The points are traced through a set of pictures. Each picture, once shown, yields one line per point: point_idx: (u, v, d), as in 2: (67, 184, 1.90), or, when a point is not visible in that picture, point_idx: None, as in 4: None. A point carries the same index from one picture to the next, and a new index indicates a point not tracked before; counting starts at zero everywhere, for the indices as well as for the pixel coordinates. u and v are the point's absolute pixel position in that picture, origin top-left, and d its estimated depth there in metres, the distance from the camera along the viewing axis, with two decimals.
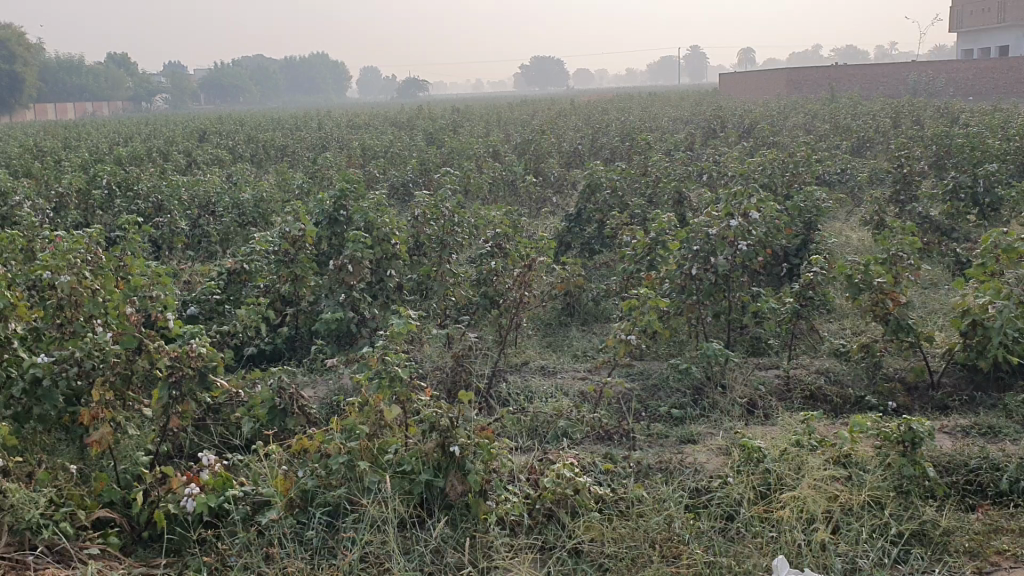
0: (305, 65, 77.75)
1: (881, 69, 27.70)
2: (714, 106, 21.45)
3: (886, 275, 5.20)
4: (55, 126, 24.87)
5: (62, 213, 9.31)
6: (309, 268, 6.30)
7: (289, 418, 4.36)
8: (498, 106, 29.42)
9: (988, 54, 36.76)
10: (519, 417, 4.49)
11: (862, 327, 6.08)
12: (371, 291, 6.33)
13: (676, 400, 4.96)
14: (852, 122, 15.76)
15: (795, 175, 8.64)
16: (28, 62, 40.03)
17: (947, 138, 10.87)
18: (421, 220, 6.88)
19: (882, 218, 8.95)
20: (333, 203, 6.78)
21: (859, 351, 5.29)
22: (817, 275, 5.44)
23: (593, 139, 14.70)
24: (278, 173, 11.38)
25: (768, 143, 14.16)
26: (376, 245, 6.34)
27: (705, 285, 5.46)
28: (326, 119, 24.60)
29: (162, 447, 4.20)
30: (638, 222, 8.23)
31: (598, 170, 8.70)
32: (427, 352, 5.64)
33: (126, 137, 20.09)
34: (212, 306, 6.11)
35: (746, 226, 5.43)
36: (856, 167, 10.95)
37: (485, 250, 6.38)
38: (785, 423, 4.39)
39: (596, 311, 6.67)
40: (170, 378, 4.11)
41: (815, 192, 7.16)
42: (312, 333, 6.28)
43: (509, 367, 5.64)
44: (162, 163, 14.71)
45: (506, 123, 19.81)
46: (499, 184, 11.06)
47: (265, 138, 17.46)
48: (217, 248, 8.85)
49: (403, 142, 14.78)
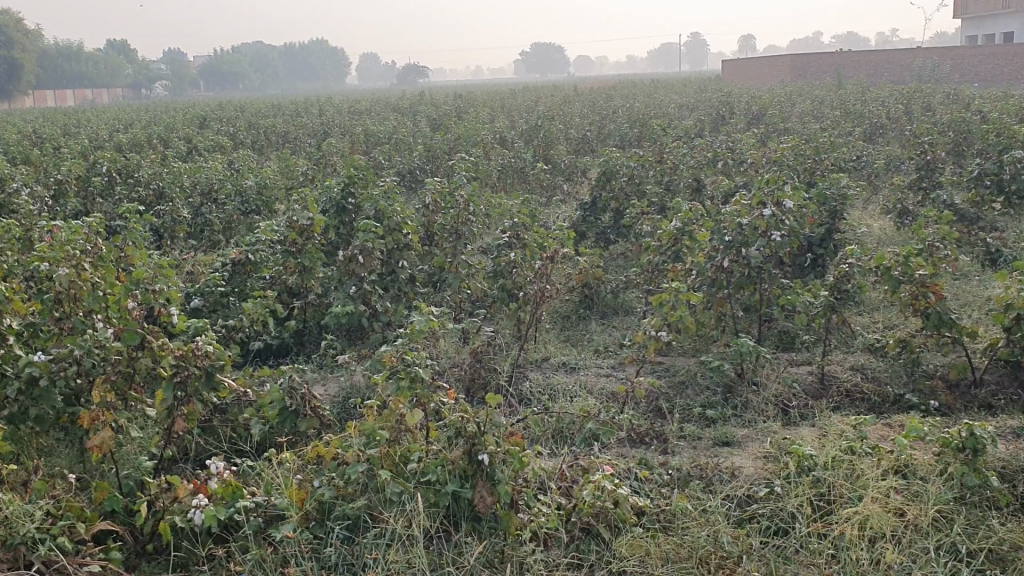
0: (306, 52, 77.31)
1: (887, 55, 27.35)
2: (720, 93, 21.17)
3: (928, 267, 4.93)
4: (53, 114, 24.63)
5: (61, 201, 9.07)
6: (318, 259, 6.04)
7: (301, 420, 4.10)
8: (502, 92, 29.14)
9: (993, 40, 36.37)
10: (544, 418, 4.24)
11: (895, 320, 5.83)
12: (383, 283, 6.08)
13: (707, 400, 4.72)
14: (863, 107, 15.47)
15: (817, 162, 8.36)
16: (27, 49, 39.89)
17: (966, 123, 10.56)
18: (432, 208, 6.61)
19: (904, 206, 8.67)
20: (341, 191, 6.58)
21: (897, 346, 5.04)
22: (852, 266, 5.14)
23: (601, 125, 14.43)
24: (283, 160, 11.14)
25: (779, 131, 13.86)
26: (387, 235, 6.08)
27: (736, 277, 5.24)
28: (327, 104, 24.31)
29: (167, 451, 3.97)
30: (654, 211, 7.98)
31: (614, 156, 8.44)
32: (443, 347, 5.38)
33: (125, 124, 19.88)
34: (216, 298, 5.87)
35: (779, 216, 5.15)
36: (872, 153, 10.68)
37: (502, 240, 6.09)
38: (827, 427, 4.14)
39: (615, 304, 6.43)
40: (174, 378, 3.85)
41: (841, 179, 6.86)
42: (321, 327, 5.98)
43: (528, 363, 5.38)
44: (162, 149, 14.46)
45: (509, 110, 19.53)
46: (507, 170, 10.79)
47: (266, 125, 17.19)
48: (220, 238, 8.61)
49: (407, 128, 14.53)
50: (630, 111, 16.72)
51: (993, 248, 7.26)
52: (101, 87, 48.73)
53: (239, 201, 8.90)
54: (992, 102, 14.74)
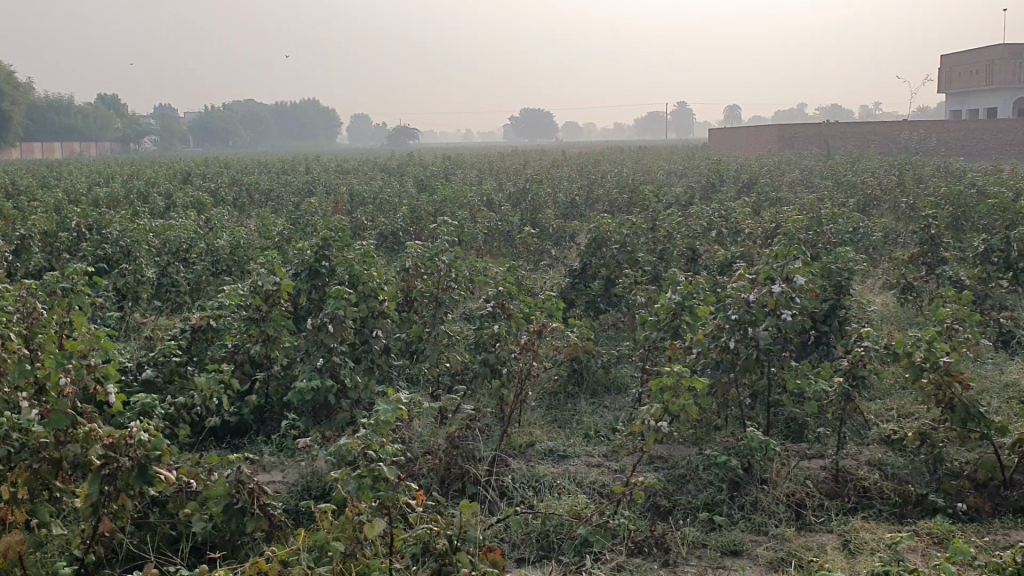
0: (296, 111, 77.48)
1: (874, 127, 27.27)
2: (711, 160, 20.89)
3: (954, 353, 4.41)
4: (34, 166, 24.30)
5: (22, 256, 8.57)
6: (284, 327, 5.53)
7: (249, 519, 3.61)
8: (491, 155, 28.96)
9: (977, 116, 36.58)
10: (529, 519, 3.75)
11: (911, 409, 5.39)
12: (354, 354, 5.55)
13: (709, 497, 4.24)
14: (856, 178, 15.15)
15: (819, 234, 7.94)
16: (16, 101, 39.65)
17: (966, 197, 10.21)
18: (412, 273, 6.16)
19: (908, 282, 8.25)
20: (314, 252, 6.14)
21: (917, 441, 4.56)
22: (869, 349, 4.61)
23: (589, 190, 14.06)
24: (260, 219, 10.70)
25: (771, 201, 13.51)
26: (361, 301, 5.58)
27: (743, 359, 4.69)
28: (314, 164, 23.94)
29: (90, 555, 3.45)
30: (648, 281, 7.52)
31: (605, 223, 8.02)
32: (416, 428, 4.89)
33: (107, 179, 19.45)
34: (171, 369, 5.36)
35: (789, 293, 4.67)
36: (869, 226, 10.30)
37: (485, 310, 5.57)
38: (853, 550, 3.70)
39: (608, 381, 5.94)
40: (101, 470, 3.37)
41: (847, 252, 6.42)
42: (284, 403, 5.45)
43: (511, 449, 4.89)
44: (139, 205, 14.00)
45: (497, 172, 19.14)
46: (492, 234, 10.34)
47: (250, 183, 16.79)
48: (186, 300, 8.12)
49: (392, 188, 14.14)
50: (620, 176, 16.38)
51: (1006, 330, 6.81)
52: (88, 141, 48.48)
53: (210, 262, 8.40)
54: (984, 176, 14.43)
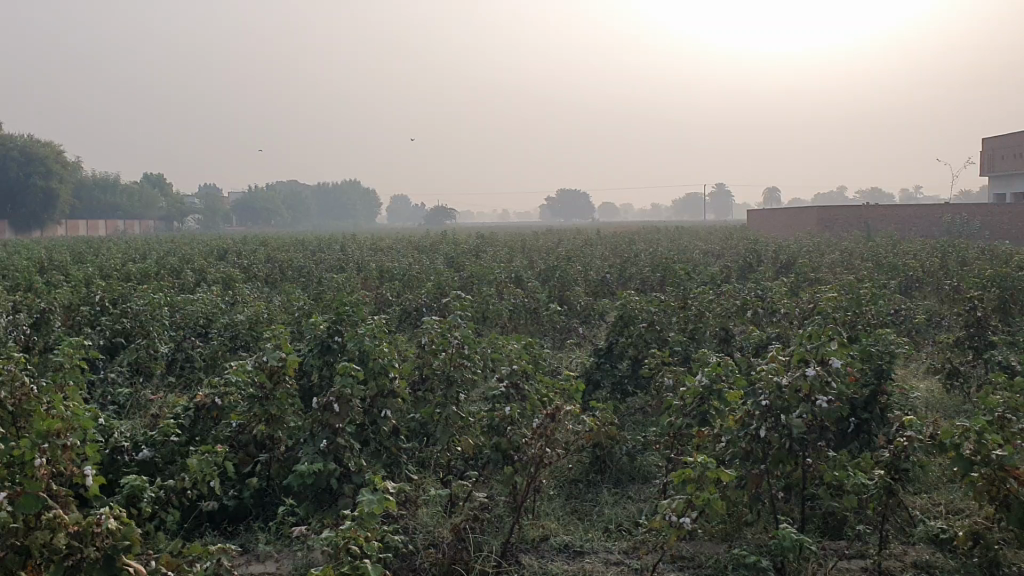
0: (337, 192, 78.66)
1: (915, 209, 26.81)
2: (748, 240, 20.55)
3: (1008, 445, 3.96)
4: (75, 241, 24.62)
5: (41, 329, 8.44)
6: (288, 406, 5.24)
7: None
8: (526, 234, 28.86)
9: (1021, 199, 35.97)
10: None
11: (961, 506, 4.98)
12: (362, 436, 5.26)
13: None
14: (899, 260, 14.71)
15: (859, 316, 7.56)
16: (64, 179, 40.56)
17: (1016, 279, 9.77)
18: (427, 350, 5.73)
19: (955, 368, 7.81)
20: (326, 328, 5.89)
21: (968, 540, 4.12)
22: (913, 440, 4.18)
23: (622, 268, 13.79)
24: (284, 295, 10.54)
25: (810, 281, 13.13)
26: (370, 380, 5.32)
27: (776, 450, 4.31)
28: (350, 241, 24.01)
29: None
30: (678, 362, 7.17)
31: (633, 300, 7.71)
32: (422, 518, 4.56)
33: (143, 254, 19.56)
34: (170, 449, 5.09)
35: (825, 377, 4.30)
36: (912, 308, 9.87)
37: (498, 391, 5.25)
38: None
39: (632, 469, 5.60)
40: (64, 562, 3.06)
41: (889, 334, 6.02)
42: (286, 487, 5.17)
43: (523, 542, 4.55)
44: (169, 280, 13.95)
45: (530, 250, 18.94)
46: (520, 312, 10.06)
47: (283, 259, 16.75)
48: (201, 376, 7.90)
49: (422, 265, 13.96)
50: (654, 255, 16.11)
51: None
52: (132, 219, 49.33)
53: (227, 337, 8.18)
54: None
